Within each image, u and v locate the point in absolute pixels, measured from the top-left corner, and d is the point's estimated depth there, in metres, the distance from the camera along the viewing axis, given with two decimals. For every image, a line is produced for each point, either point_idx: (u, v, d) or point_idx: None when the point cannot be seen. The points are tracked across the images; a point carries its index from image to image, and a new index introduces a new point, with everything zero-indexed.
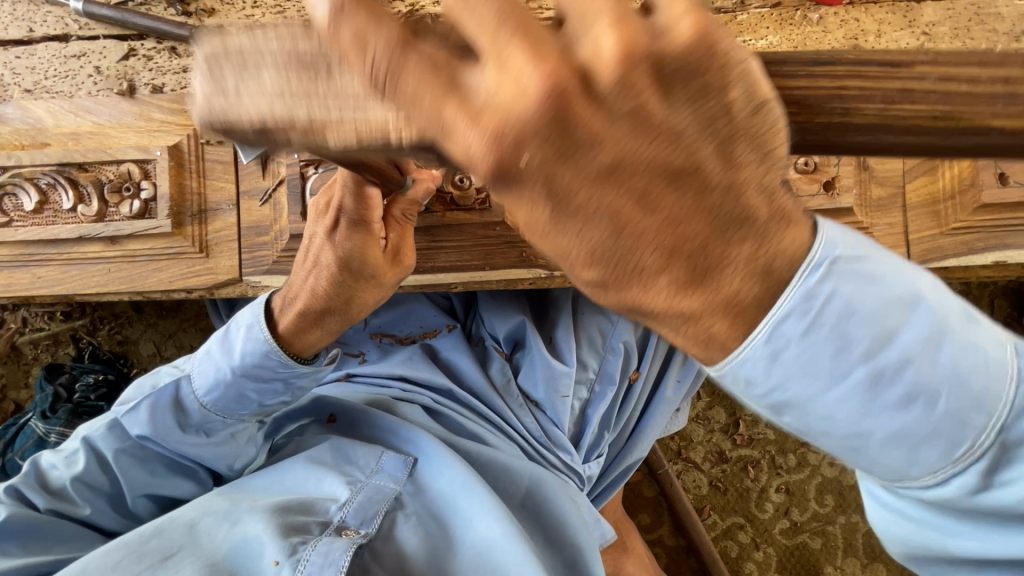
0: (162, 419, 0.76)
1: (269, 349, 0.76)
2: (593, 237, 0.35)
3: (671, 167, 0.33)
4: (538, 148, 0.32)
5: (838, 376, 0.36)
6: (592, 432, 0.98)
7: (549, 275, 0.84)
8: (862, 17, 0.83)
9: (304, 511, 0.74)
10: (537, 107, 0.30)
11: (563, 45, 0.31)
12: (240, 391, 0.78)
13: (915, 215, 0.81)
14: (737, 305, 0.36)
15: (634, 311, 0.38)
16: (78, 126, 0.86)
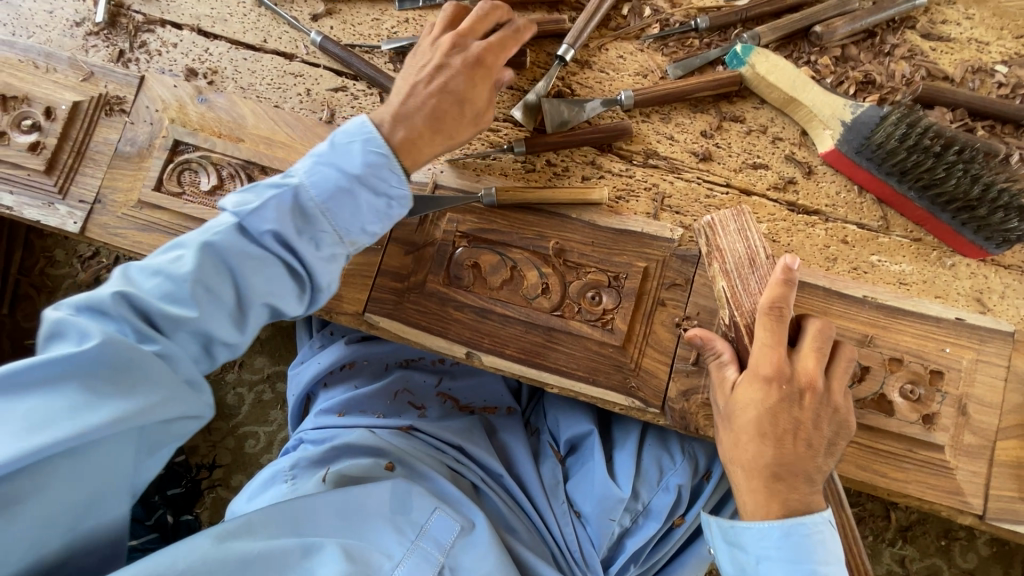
0: (242, 264, 0.74)
1: (387, 156, 0.79)
2: (756, 432, 0.77)
3: (821, 423, 0.78)
4: (763, 386, 0.77)
5: (800, 557, 0.74)
6: (622, 561, 0.99)
7: (641, 407, 0.88)
8: (990, 276, 0.90)
9: (364, 562, 0.83)
10: (790, 372, 0.77)
11: (807, 357, 0.79)
12: (253, 258, 0.75)
13: (1000, 472, 0.84)
14: (789, 503, 0.76)
15: (780, 472, 0.76)
16: (273, 133, 0.95)
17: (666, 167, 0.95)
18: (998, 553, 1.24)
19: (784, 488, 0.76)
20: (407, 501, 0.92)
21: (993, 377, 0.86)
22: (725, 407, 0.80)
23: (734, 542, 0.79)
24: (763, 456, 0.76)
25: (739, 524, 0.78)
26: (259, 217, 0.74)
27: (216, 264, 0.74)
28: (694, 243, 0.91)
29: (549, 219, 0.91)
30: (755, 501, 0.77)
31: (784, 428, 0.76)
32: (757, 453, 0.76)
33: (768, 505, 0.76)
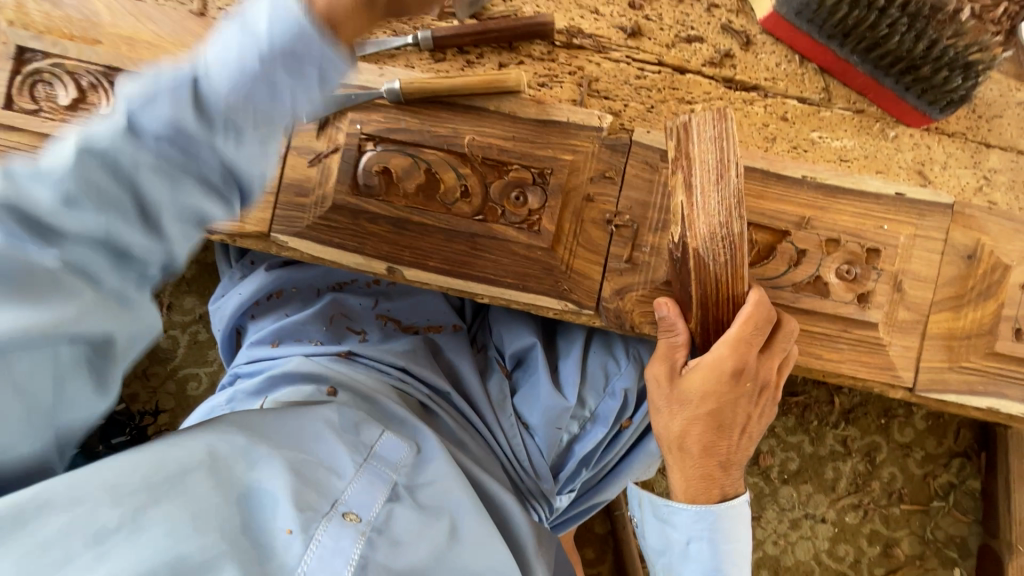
0: (234, 105, 0.45)
1: None
2: (703, 417, 0.82)
3: (762, 414, 0.86)
4: (713, 377, 0.80)
5: (712, 537, 0.85)
6: (571, 466, 1.01)
7: (576, 311, 0.85)
8: (933, 146, 0.86)
9: (313, 478, 0.74)
10: (753, 373, 0.81)
11: (771, 358, 0.81)
12: (260, 88, 0.46)
13: (931, 344, 0.84)
14: (710, 489, 0.85)
15: (722, 462, 0.85)
16: (136, 32, 0.81)
17: (592, 47, 0.85)
18: (933, 425, 1.30)
19: (718, 473, 0.85)
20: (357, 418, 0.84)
21: (929, 251, 0.84)
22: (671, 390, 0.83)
23: (665, 518, 0.89)
24: (709, 444, 0.83)
25: (677, 507, 0.87)
26: (142, 110, 0.44)
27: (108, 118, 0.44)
28: (625, 131, 0.84)
29: (464, 113, 0.82)
30: (680, 480, 0.87)
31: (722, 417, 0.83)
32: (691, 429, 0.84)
33: (694, 488, 0.86)
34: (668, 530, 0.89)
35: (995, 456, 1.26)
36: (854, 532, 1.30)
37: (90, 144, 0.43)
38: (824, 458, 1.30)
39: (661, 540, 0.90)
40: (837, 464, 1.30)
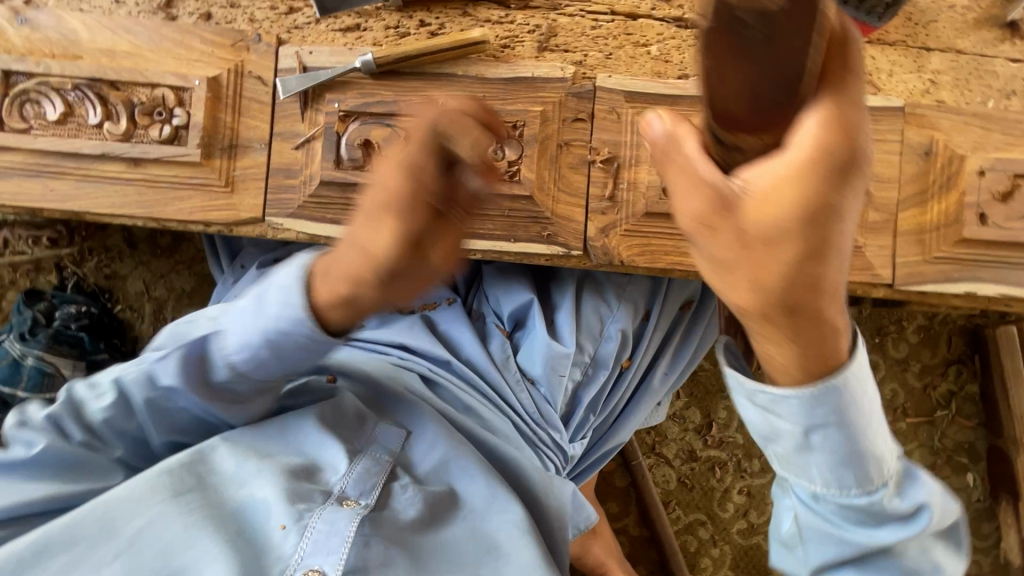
0: (248, 369, 0.75)
1: (300, 319, 0.69)
2: (765, 260, 0.43)
3: (809, 283, 0.45)
4: (804, 185, 0.42)
5: (835, 424, 0.54)
6: (580, 413, 1.04)
7: (566, 254, 0.88)
8: (878, 56, 0.91)
9: (307, 476, 0.82)
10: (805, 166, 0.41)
11: (771, 111, 0.42)
12: (270, 360, 0.74)
13: (904, 241, 0.89)
14: (792, 329, 0.48)
15: (792, 307, 0.46)
16: (114, 44, 0.85)
17: (546, 5, 0.90)
18: (925, 337, 1.34)
19: (804, 321, 0.47)
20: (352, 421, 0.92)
21: (888, 153, 0.89)
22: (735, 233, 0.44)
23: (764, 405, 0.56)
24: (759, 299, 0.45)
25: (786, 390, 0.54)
26: (158, 368, 0.75)
27: (304, 364, 0.76)
28: (588, 79, 0.88)
29: (435, 81, 0.86)
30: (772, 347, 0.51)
31: (831, 238, 0.43)
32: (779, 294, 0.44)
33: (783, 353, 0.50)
34: (776, 434, 0.57)
35: (988, 357, 1.30)
36: None
37: (166, 404, 0.79)
38: None
39: (764, 437, 0.58)
40: None
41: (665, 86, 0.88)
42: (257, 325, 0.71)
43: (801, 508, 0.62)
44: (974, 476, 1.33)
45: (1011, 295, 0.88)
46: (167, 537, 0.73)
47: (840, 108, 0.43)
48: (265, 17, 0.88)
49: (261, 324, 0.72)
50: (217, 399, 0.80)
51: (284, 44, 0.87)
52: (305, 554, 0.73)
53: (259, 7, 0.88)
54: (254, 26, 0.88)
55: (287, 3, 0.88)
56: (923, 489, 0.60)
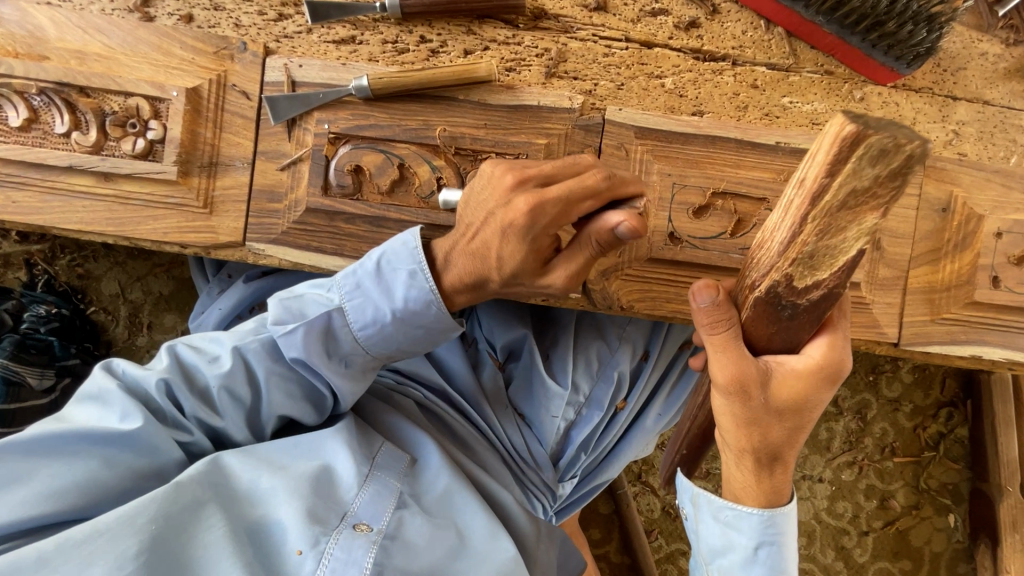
0: (375, 341, 0.76)
1: (433, 299, 0.74)
2: (771, 426, 0.61)
3: (772, 451, 0.63)
4: (811, 385, 0.59)
5: (778, 543, 0.65)
6: (571, 453, 1.03)
7: (564, 295, 0.84)
8: (902, 102, 0.86)
9: (320, 493, 0.75)
10: (817, 378, 0.60)
11: (779, 322, 0.57)
12: (394, 334, 0.76)
13: (912, 299, 0.86)
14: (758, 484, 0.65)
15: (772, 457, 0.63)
16: (85, 45, 0.78)
17: (557, 27, 0.83)
18: (919, 377, 1.33)
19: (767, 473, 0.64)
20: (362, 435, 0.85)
21: (904, 207, 0.85)
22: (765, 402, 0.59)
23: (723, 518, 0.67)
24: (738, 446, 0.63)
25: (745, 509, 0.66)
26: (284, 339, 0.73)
27: (368, 333, 0.76)
28: (597, 111, 0.83)
29: (433, 105, 0.80)
30: (743, 479, 0.65)
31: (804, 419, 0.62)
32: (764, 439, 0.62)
33: (760, 487, 0.65)
34: (729, 547, 0.67)
35: (980, 402, 1.29)
36: (851, 488, 1.32)
37: (228, 372, 0.75)
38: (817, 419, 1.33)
39: (717, 551, 0.69)
40: (830, 424, 1.32)
41: (678, 124, 0.83)
42: (387, 301, 0.74)
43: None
44: (956, 518, 1.33)
45: (1014, 361, 0.86)
46: (187, 550, 0.66)
47: (837, 339, 0.61)
48: (252, 23, 0.81)
49: (375, 288, 0.74)
50: (277, 368, 0.77)
51: (271, 54, 0.80)
52: None
53: (246, 12, 0.81)
54: (240, 33, 0.81)
55: (276, 9, 0.81)
56: None
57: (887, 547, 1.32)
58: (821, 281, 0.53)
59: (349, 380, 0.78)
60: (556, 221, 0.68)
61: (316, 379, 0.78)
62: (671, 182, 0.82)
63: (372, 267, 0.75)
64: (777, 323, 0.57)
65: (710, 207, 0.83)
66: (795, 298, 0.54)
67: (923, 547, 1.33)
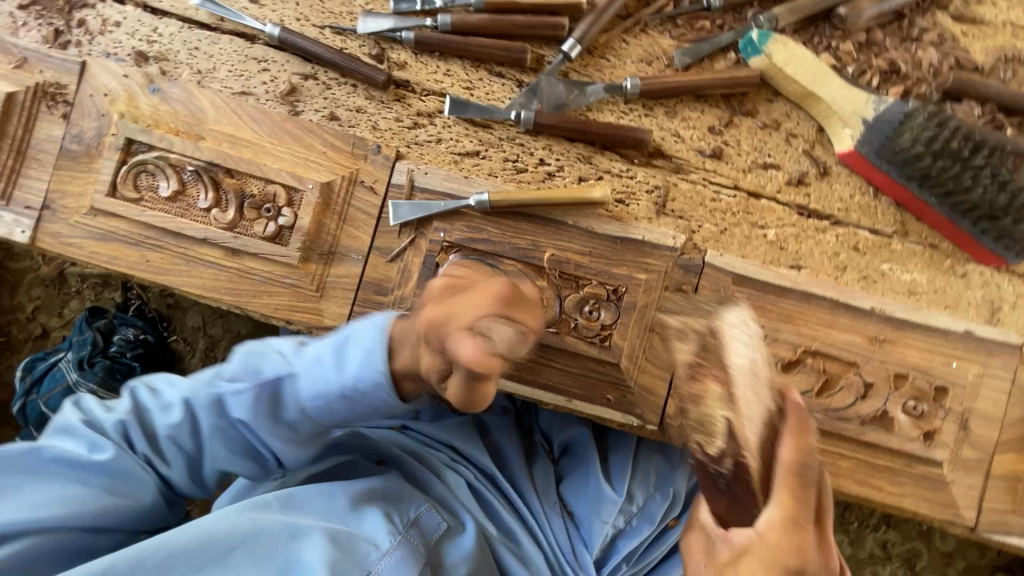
0: (329, 412, 0.74)
1: (382, 383, 0.70)
2: None
3: None
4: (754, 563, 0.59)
5: None
6: (615, 563, 0.99)
7: (640, 424, 0.86)
8: (1004, 285, 0.86)
9: (350, 550, 0.78)
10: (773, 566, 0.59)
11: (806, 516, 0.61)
12: (342, 409, 0.73)
13: (994, 485, 0.84)
14: None
15: None
16: (237, 130, 0.85)
17: (670, 167, 0.87)
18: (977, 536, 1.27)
19: None
20: (399, 493, 0.88)
21: (997, 391, 0.84)
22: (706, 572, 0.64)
23: None
24: None
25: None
26: (232, 397, 0.74)
27: (305, 400, 0.73)
28: (697, 252, 0.86)
29: (544, 227, 0.85)
30: None
31: None
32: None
33: None
34: None
35: None
36: None
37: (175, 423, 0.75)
38: (862, 561, 1.28)
39: None
40: (877, 568, 1.28)
41: (777, 276, 0.84)
42: (339, 376, 0.71)
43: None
44: None
45: None
46: None
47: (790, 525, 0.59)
48: (388, 127, 0.87)
49: (331, 357, 0.72)
50: (221, 422, 0.75)
51: (401, 159, 0.86)
52: None
53: (384, 116, 0.87)
54: (376, 135, 0.87)
55: (412, 117, 0.87)
56: None
57: None
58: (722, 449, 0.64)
59: (298, 450, 0.78)
60: (440, 333, 0.63)
61: (261, 441, 0.76)
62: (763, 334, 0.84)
63: (337, 339, 0.73)
64: (721, 495, 0.66)
65: (799, 362, 0.84)
66: (716, 467, 0.65)
67: None
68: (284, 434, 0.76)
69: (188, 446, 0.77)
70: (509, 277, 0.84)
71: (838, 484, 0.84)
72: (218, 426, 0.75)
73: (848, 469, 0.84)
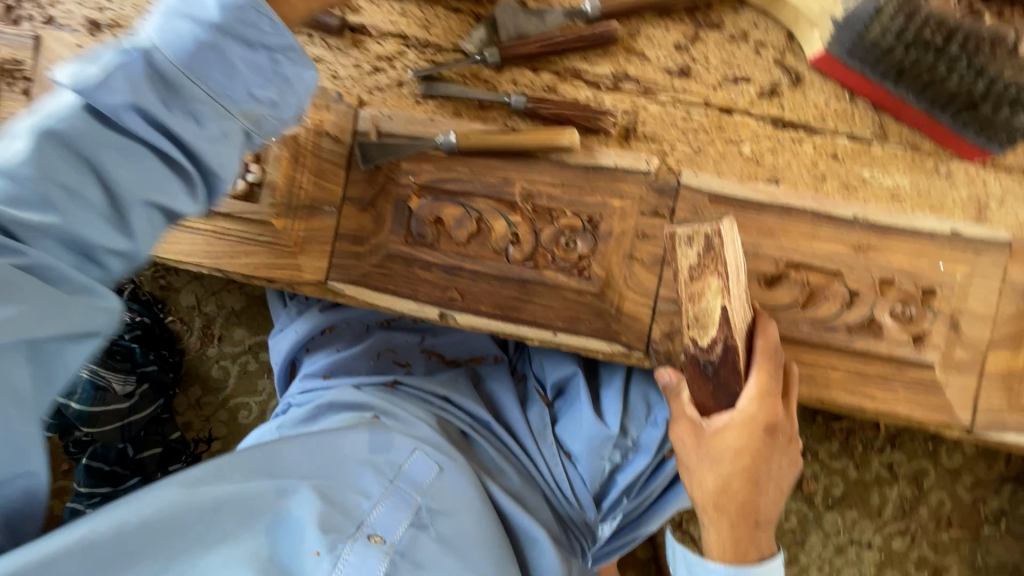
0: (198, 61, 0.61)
1: (219, 24, 0.61)
2: (743, 481, 0.75)
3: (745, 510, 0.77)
4: (735, 430, 0.74)
5: None
6: (614, 496, 1.02)
7: (626, 353, 0.85)
8: (989, 181, 0.84)
9: (338, 502, 0.79)
10: (751, 428, 0.74)
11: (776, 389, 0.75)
12: (206, 54, 0.61)
13: (989, 384, 0.83)
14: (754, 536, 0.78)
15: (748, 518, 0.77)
16: None
17: (638, 90, 0.86)
18: (984, 449, 1.27)
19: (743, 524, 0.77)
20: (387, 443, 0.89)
21: (987, 289, 0.82)
22: (697, 451, 0.76)
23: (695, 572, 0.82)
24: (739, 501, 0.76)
25: (717, 565, 0.78)
26: (100, 90, 0.58)
27: (183, 31, 0.60)
28: (672, 174, 0.84)
29: (513, 162, 0.83)
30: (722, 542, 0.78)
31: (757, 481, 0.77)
32: (722, 483, 0.76)
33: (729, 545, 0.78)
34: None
35: None
36: (902, 558, 1.28)
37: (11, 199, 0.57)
38: (869, 483, 1.28)
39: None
40: (884, 490, 1.28)
41: (754, 191, 0.83)
42: (188, 10, 0.61)
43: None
44: None
45: None
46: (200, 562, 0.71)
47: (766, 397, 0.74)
48: (349, 75, 0.86)
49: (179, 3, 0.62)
50: (110, 147, 0.60)
51: (364, 106, 0.85)
52: None
53: (344, 65, 0.86)
54: (337, 85, 0.86)
55: (372, 63, 0.86)
56: None
57: None
58: (714, 335, 0.74)
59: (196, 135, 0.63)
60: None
61: (161, 116, 0.61)
62: (743, 251, 0.83)
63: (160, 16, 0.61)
64: (710, 382, 0.77)
65: (782, 276, 0.83)
66: (707, 356, 0.75)
67: None
68: (138, 127, 0.60)
69: (38, 221, 0.59)
70: (482, 215, 0.83)
71: (829, 395, 0.83)
72: (100, 118, 0.60)
73: (839, 379, 0.83)
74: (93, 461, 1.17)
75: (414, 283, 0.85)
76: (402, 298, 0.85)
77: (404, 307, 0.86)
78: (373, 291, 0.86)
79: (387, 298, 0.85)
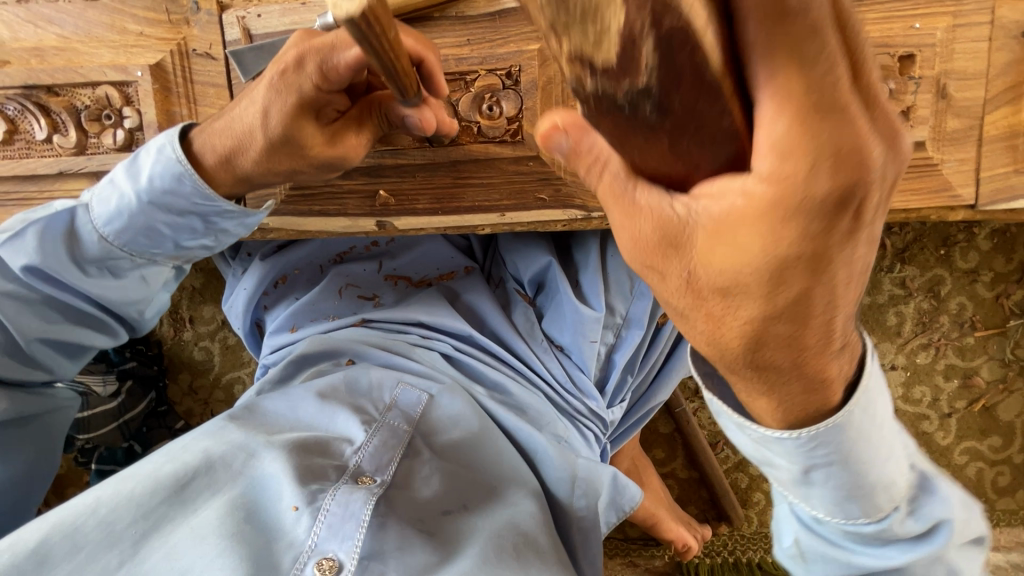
0: (128, 239, 0.73)
1: None
2: (787, 295, 0.37)
3: (798, 340, 0.41)
4: (737, 217, 0.34)
5: (847, 456, 0.47)
6: (616, 376, 0.98)
7: (586, 216, 0.77)
8: None
9: (322, 452, 0.76)
10: (771, 200, 0.33)
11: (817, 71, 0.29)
12: None
13: (990, 150, 0.74)
14: (814, 379, 0.44)
15: (804, 348, 0.42)
16: (40, 40, 0.74)
17: None
18: (1000, 242, 1.19)
19: (790, 371, 0.43)
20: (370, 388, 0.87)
21: (975, 40, 0.71)
22: (688, 278, 0.39)
23: (768, 442, 0.48)
24: (785, 331, 0.40)
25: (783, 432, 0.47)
26: None
27: None
28: None
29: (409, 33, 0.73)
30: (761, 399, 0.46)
31: (823, 284, 0.38)
32: (757, 319, 0.39)
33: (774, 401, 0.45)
34: (775, 465, 0.50)
35: None
36: (928, 371, 1.24)
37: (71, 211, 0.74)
38: (884, 305, 1.22)
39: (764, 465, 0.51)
40: (899, 308, 1.22)
41: None
42: None
43: (802, 530, 0.55)
44: None
45: None
46: (175, 532, 0.66)
47: (792, 113, 0.30)
48: None
49: None
50: None
51: (226, 8, 0.73)
52: (319, 540, 0.66)
53: None
54: None
55: None
56: (942, 496, 0.53)
57: (973, 424, 1.25)
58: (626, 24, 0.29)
59: (118, 289, 0.77)
60: None
61: None
62: None
63: None
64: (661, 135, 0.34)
65: None
66: (628, 85, 0.31)
67: (1013, 420, 1.24)
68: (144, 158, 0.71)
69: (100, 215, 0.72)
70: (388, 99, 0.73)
71: None
72: None
73: None
74: (103, 465, 1.14)
75: (340, 197, 0.78)
76: (332, 217, 0.78)
77: (337, 227, 0.79)
78: (300, 217, 0.79)
79: (317, 221, 0.79)
